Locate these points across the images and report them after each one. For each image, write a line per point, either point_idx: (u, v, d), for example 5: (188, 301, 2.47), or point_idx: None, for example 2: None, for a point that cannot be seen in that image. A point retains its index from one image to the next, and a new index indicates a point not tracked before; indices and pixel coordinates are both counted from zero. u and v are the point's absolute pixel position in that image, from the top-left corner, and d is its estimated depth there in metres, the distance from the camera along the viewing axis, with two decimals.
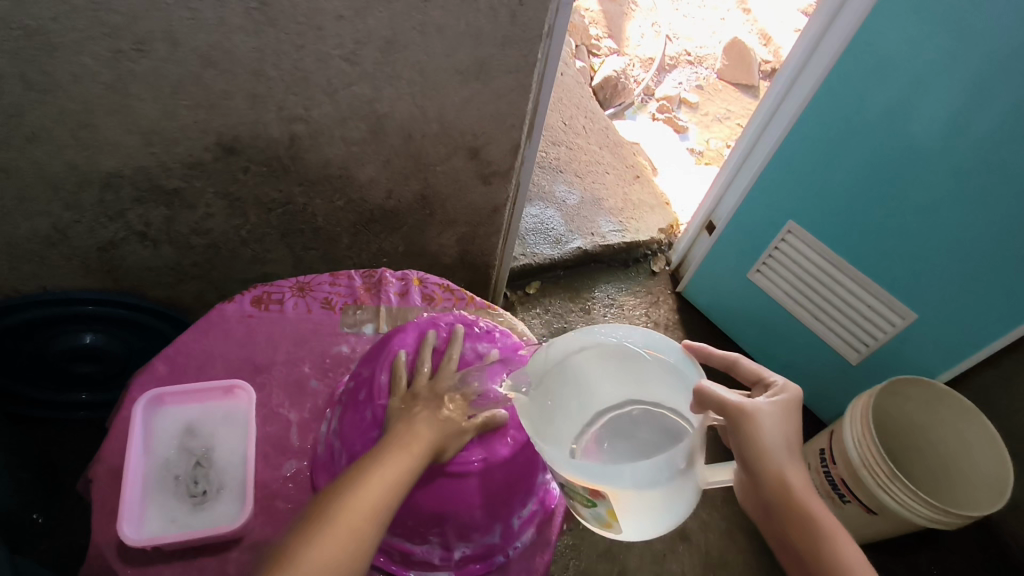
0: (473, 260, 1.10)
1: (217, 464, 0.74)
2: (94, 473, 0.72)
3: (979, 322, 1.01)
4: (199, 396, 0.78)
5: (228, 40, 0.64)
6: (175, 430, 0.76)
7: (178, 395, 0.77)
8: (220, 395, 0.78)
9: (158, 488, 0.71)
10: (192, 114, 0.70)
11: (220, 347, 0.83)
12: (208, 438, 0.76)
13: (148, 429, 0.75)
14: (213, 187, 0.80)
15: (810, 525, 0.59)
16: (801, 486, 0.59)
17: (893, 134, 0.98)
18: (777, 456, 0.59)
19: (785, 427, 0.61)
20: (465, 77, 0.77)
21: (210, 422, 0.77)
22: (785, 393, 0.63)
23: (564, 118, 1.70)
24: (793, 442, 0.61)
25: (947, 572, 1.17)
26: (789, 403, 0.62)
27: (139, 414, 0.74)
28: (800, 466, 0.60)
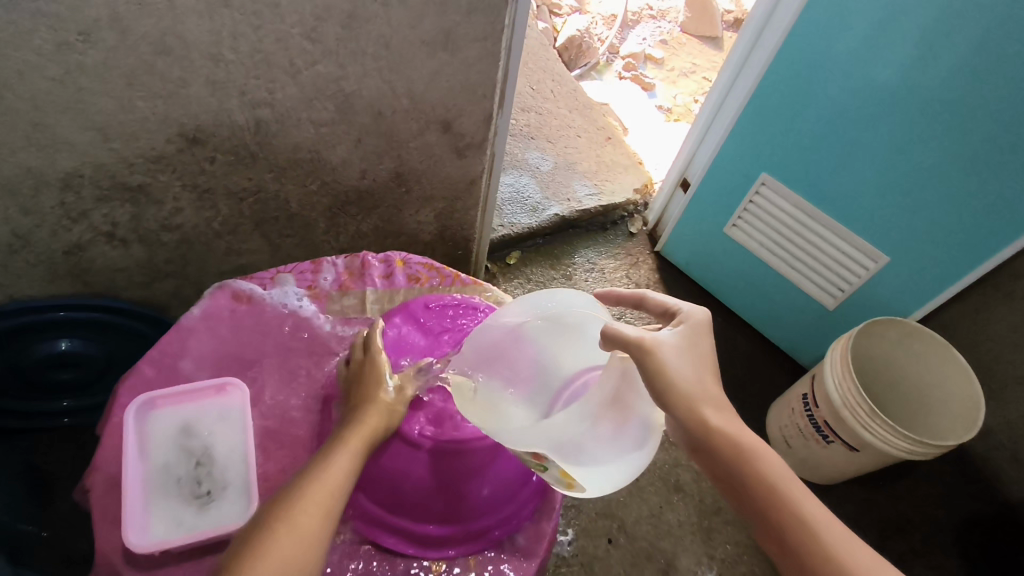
0: (452, 234, 1.10)
1: (218, 462, 0.74)
2: (92, 482, 0.71)
3: (948, 260, 1.04)
4: (191, 396, 0.77)
5: (182, 25, 0.61)
6: (171, 431, 0.75)
7: (170, 397, 0.76)
8: (213, 393, 0.77)
9: (161, 492, 0.71)
10: (149, 106, 0.67)
11: (206, 345, 0.81)
12: (206, 438, 0.75)
13: (143, 434, 0.74)
14: (179, 180, 0.77)
15: (730, 449, 0.59)
16: (714, 411, 0.61)
17: (858, 80, 0.99)
18: (688, 384, 0.60)
19: (691, 355, 0.62)
20: (432, 47, 0.75)
21: (206, 421, 0.76)
22: (685, 324, 0.65)
23: (531, 83, 1.68)
24: (701, 368, 0.62)
25: (925, 498, 1.24)
26: (690, 333, 0.64)
27: (132, 420, 0.73)
28: (714, 392, 0.61)
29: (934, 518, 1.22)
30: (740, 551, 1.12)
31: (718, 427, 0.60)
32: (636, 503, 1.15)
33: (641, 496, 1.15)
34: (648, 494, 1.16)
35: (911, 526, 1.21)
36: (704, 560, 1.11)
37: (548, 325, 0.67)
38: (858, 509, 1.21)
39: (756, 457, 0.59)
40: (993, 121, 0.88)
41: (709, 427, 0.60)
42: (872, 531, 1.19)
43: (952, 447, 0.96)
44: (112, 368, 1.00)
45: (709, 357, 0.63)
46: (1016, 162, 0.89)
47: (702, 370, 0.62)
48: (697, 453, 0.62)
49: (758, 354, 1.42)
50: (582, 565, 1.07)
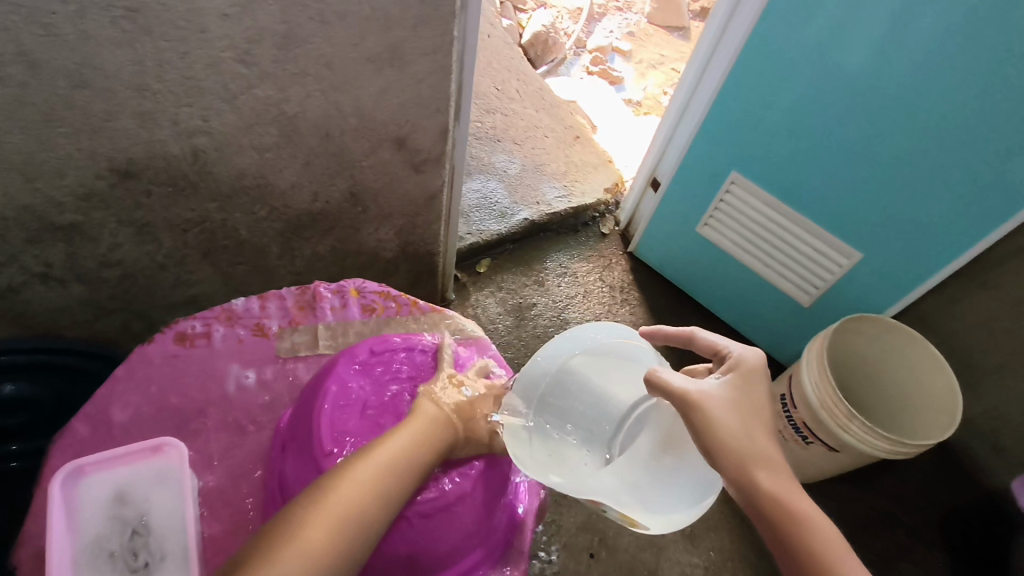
0: (415, 250, 1.06)
1: (155, 531, 0.70)
2: (19, 558, 0.72)
3: (922, 253, 1.03)
4: (123, 459, 0.72)
5: (99, 55, 0.57)
6: (104, 499, 0.71)
7: (100, 462, 0.72)
8: (147, 454, 0.73)
9: (90, 568, 0.67)
10: (72, 142, 0.63)
11: (145, 399, 0.82)
12: (142, 504, 0.71)
13: (71, 503, 0.69)
14: (115, 216, 0.73)
15: (786, 518, 0.56)
16: (767, 474, 0.58)
17: (824, 76, 0.97)
18: (739, 440, 0.59)
19: (742, 403, 0.61)
20: (378, 64, 0.71)
21: (142, 486, 0.72)
22: (736, 366, 0.65)
23: (496, 83, 1.64)
24: (754, 418, 0.61)
25: (905, 490, 1.24)
26: (738, 384, 0.63)
27: (60, 489, 0.68)
28: (766, 453, 0.59)
29: (914, 510, 1.22)
30: (723, 557, 1.11)
31: (773, 493, 0.57)
32: None
33: None
34: None
35: (892, 521, 1.20)
36: (687, 567, 1.10)
37: (602, 357, 0.67)
38: (840, 506, 1.20)
39: (814, 533, 0.56)
40: (964, 112, 0.87)
41: (760, 491, 0.57)
42: (854, 528, 1.19)
43: (930, 447, 0.96)
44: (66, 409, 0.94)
45: (761, 406, 0.63)
46: (991, 154, 0.88)
47: (753, 420, 0.61)
48: (751, 517, 0.59)
49: None
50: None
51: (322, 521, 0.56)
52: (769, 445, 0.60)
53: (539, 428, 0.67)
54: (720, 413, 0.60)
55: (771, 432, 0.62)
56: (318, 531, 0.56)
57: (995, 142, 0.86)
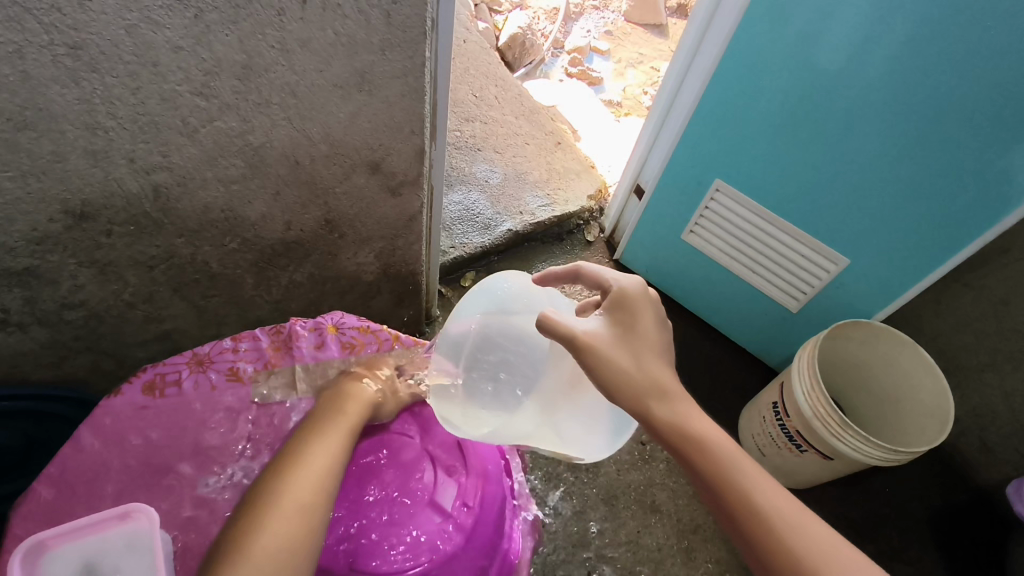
0: (397, 271, 1.03)
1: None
2: None
3: (912, 256, 1.01)
4: (78, 536, 0.49)
5: (42, 96, 0.53)
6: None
7: (61, 538, 0.49)
8: (111, 525, 0.50)
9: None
10: (20, 185, 0.59)
11: (114, 457, 0.80)
12: None
13: None
14: (75, 258, 0.69)
15: (683, 438, 0.58)
16: (659, 404, 0.59)
17: (805, 78, 0.95)
18: (629, 376, 0.59)
19: (628, 337, 0.62)
20: (346, 90, 0.68)
21: None
22: (620, 296, 0.64)
23: (474, 90, 1.61)
24: (641, 347, 0.61)
25: (900, 491, 1.23)
26: (622, 318, 0.63)
27: None
28: (658, 382, 0.60)
29: (910, 511, 1.21)
30: (720, 569, 1.10)
31: (666, 419, 0.59)
32: (612, 529, 1.11)
33: (617, 521, 1.12)
34: (624, 518, 1.12)
35: (888, 523, 1.19)
36: None
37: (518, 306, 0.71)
38: (835, 510, 1.20)
39: (707, 451, 0.58)
40: (943, 108, 0.85)
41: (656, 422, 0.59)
42: (851, 532, 1.18)
43: (923, 453, 0.95)
44: (35, 449, 0.91)
45: (648, 332, 0.62)
46: (977, 151, 0.86)
47: (640, 349, 0.61)
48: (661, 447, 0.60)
49: (725, 358, 1.39)
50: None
51: (285, 527, 0.56)
52: (660, 370, 0.61)
53: (467, 383, 0.70)
54: (606, 348, 0.60)
55: (662, 358, 0.62)
56: (282, 531, 0.56)
57: (982, 141, 0.85)
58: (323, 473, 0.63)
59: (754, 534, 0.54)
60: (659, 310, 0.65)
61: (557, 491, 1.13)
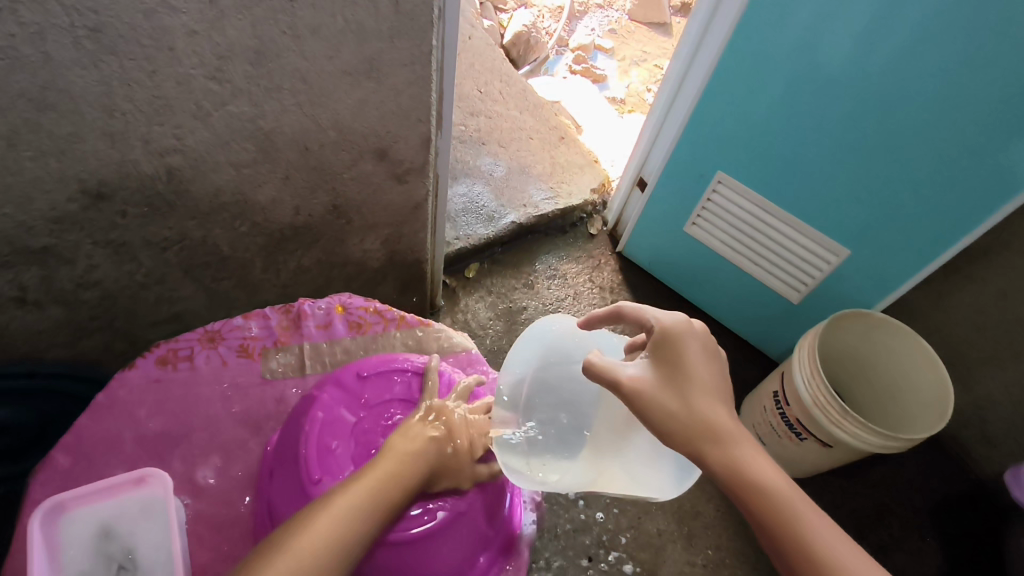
0: (402, 258, 1.05)
1: (140, 564, 0.69)
2: None
3: (910, 249, 1.03)
4: (109, 492, 0.72)
5: (62, 77, 0.55)
6: (85, 535, 0.70)
7: (82, 496, 0.71)
8: (131, 486, 0.73)
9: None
10: (40, 165, 0.61)
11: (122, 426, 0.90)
12: (127, 538, 0.70)
13: (52, 543, 0.68)
14: (91, 238, 0.71)
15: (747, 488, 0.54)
16: (714, 445, 0.56)
17: (808, 71, 0.96)
18: (678, 415, 0.57)
19: (676, 377, 0.59)
20: (355, 77, 0.70)
21: (126, 520, 0.71)
22: (664, 335, 0.61)
23: (479, 85, 1.63)
24: (690, 390, 0.58)
25: (900, 482, 1.24)
26: (668, 359, 0.59)
27: (37, 531, 0.68)
28: (712, 421, 0.57)
29: (911, 501, 1.22)
30: (721, 555, 1.11)
31: (719, 460, 0.56)
32: (613, 515, 1.12)
33: (619, 507, 1.13)
34: (626, 504, 1.14)
35: (888, 512, 1.20)
36: (686, 567, 1.09)
37: (566, 352, 0.72)
38: (835, 499, 1.21)
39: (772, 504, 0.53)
40: (947, 100, 0.86)
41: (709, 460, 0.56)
42: (851, 521, 1.19)
43: (921, 441, 0.96)
44: (49, 429, 0.93)
45: (698, 373, 0.58)
46: (978, 143, 0.87)
47: (690, 394, 0.58)
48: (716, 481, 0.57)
49: (726, 348, 1.40)
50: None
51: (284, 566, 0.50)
52: (714, 415, 0.57)
53: (531, 433, 0.71)
54: (653, 397, 0.58)
55: (717, 397, 0.58)
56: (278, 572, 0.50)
57: (984, 133, 0.86)
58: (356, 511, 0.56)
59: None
60: (710, 345, 0.61)
61: None
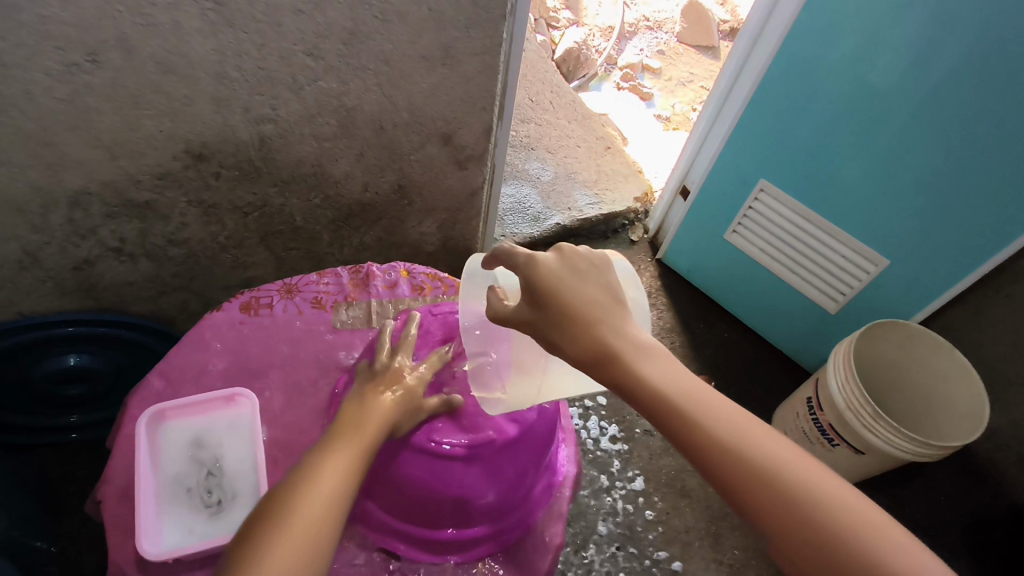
0: (455, 245, 1.11)
1: (227, 472, 0.77)
2: (103, 494, 0.74)
3: (950, 263, 1.04)
4: (203, 408, 0.80)
5: (186, 44, 0.63)
6: (181, 443, 0.78)
7: (180, 409, 0.79)
8: (223, 404, 0.81)
9: (174, 503, 0.74)
10: (156, 123, 0.69)
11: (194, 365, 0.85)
12: (216, 449, 0.78)
13: (154, 446, 0.77)
14: (186, 196, 0.80)
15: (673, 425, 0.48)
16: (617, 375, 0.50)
17: (854, 84, 0.99)
18: (571, 351, 0.51)
19: (553, 312, 0.51)
20: (431, 62, 0.76)
21: (216, 432, 0.79)
22: (525, 270, 0.53)
23: (531, 94, 1.70)
24: (572, 325, 0.51)
25: (934, 501, 1.23)
26: (539, 294, 0.52)
27: (145, 432, 0.76)
28: (603, 347, 0.50)
29: (944, 521, 1.21)
30: (748, 556, 1.12)
31: (626, 389, 0.49)
32: (642, 508, 1.15)
33: (649, 501, 1.16)
34: (654, 498, 1.16)
35: (920, 530, 1.20)
36: (713, 565, 1.10)
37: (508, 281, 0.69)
38: None
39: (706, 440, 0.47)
40: (985, 105, 0.88)
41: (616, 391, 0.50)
42: None
43: (957, 448, 0.96)
44: (121, 382, 1.02)
45: (573, 303, 0.51)
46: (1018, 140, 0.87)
47: (575, 330, 0.51)
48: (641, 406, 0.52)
49: (761, 358, 1.42)
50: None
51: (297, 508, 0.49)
52: (605, 346, 0.50)
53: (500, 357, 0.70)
54: (539, 340, 0.53)
55: (604, 321, 0.51)
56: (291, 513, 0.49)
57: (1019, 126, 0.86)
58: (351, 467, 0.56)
59: (771, 523, 0.44)
60: (580, 261, 0.53)
61: (589, 470, 1.18)
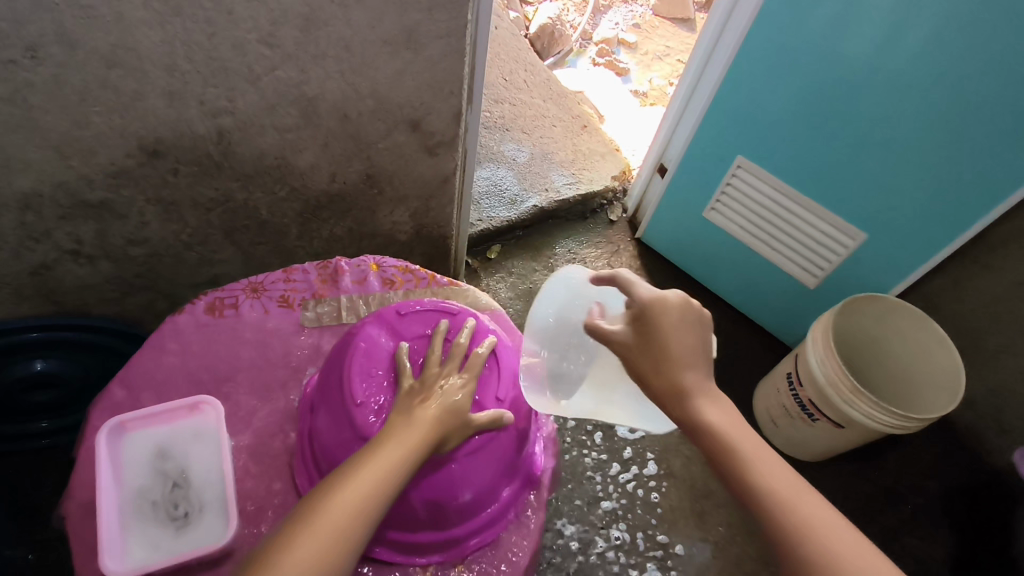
0: (429, 233, 1.09)
1: (195, 483, 0.75)
2: (66, 509, 0.73)
3: (926, 236, 1.04)
4: (166, 417, 0.78)
5: (132, 36, 0.59)
6: (145, 455, 0.76)
7: (141, 419, 0.77)
8: (187, 412, 0.79)
9: (137, 518, 0.72)
10: (106, 120, 0.66)
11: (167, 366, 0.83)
12: (182, 460, 0.76)
13: (115, 459, 0.74)
14: (144, 194, 0.77)
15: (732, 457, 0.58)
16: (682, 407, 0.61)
17: (829, 59, 0.97)
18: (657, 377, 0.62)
19: (653, 351, 0.62)
20: (394, 47, 0.73)
21: (181, 442, 0.77)
22: (643, 310, 0.64)
23: (504, 74, 1.67)
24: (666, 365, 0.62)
25: (913, 469, 1.26)
26: (647, 331, 0.63)
27: (105, 445, 0.74)
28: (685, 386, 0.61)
29: (924, 488, 1.23)
30: (732, 532, 1.13)
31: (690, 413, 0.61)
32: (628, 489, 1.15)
33: (634, 482, 1.16)
34: (638, 479, 1.17)
35: (901, 499, 1.22)
36: (698, 543, 1.12)
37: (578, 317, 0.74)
38: (846, 485, 1.23)
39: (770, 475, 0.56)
40: (960, 77, 0.87)
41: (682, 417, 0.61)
42: (862, 504, 1.21)
43: (934, 420, 0.97)
44: (92, 386, 0.99)
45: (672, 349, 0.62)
46: (1011, 129, 0.87)
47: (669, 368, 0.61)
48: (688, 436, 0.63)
49: (741, 334, 1.42)
50: (628, 561, 1.07)
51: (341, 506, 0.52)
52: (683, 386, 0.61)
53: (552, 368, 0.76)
54: (629, 364, 0.64)
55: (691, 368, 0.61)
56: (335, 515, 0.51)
57: (1016, 123, 0.86)
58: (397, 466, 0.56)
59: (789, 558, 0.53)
60: (683, 316, 0.63)
61: (573, 453, 1.18)
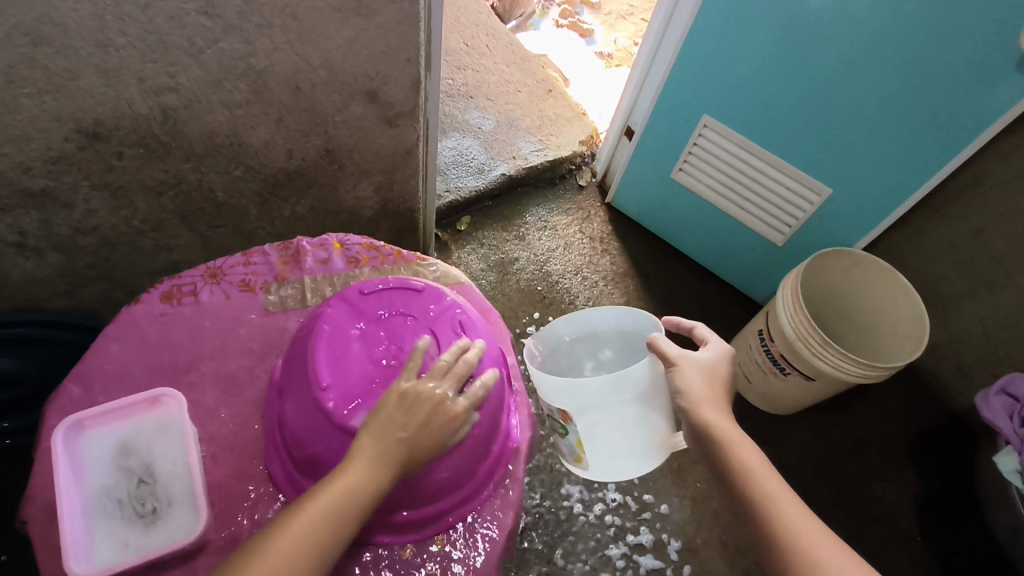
0: (395, 207, 1.06)
1: (161, 478, 0.73)
2: (28, 512, 0.71)
3: (889, 188, 1.05)
4: (125, 412, 0.75)
5: (57, 10, 0.55)
6: (107, 452, 0.74)
7: (98, 416, 0.74)
8: (147, 406, 0.76)
9: (103, 517, 0.70)
10: (37, 103, 0.62)
11: (128, 358, 0.81)
12: (145, 455, 0.74)
13: (75, 459, 0.72)
14: (88, 179, 0.73)
15: (743, 480, 0.63)
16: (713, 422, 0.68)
17: (791, 12, 0.96)
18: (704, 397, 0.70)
19: (714, 380, 0.72)
20: (345, 14, 0.69)
21: (143, 437, 0.75)
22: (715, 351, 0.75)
23: (465, 39, 1.62)
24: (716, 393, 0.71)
25: (880, 416, 1.30)
26: (714, 365, 0.74)
27: (62, 446, 0.71)
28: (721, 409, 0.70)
29: (891, 433, 1.28)
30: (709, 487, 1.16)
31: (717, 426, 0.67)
32: None
33: None
34: None
35: (869, 445, 1.26)
36: (677, 500, 1.14)
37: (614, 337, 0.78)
38: (817, 435, 1.26)
39: (780, 501, 0.60)
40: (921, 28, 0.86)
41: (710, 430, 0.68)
42: (832, 452, 1.25)
43: (900, 368, 0.99)
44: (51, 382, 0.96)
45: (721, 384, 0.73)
46: (973, 84, 0.87)
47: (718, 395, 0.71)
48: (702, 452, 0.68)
49: (713, 294, 1.44)
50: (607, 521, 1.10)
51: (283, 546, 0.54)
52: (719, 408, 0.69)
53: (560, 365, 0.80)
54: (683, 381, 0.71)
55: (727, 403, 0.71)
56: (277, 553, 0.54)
57: (979, 80, 0.86)
58: (346, 496, 0.58)
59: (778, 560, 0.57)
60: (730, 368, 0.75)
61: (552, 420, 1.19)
